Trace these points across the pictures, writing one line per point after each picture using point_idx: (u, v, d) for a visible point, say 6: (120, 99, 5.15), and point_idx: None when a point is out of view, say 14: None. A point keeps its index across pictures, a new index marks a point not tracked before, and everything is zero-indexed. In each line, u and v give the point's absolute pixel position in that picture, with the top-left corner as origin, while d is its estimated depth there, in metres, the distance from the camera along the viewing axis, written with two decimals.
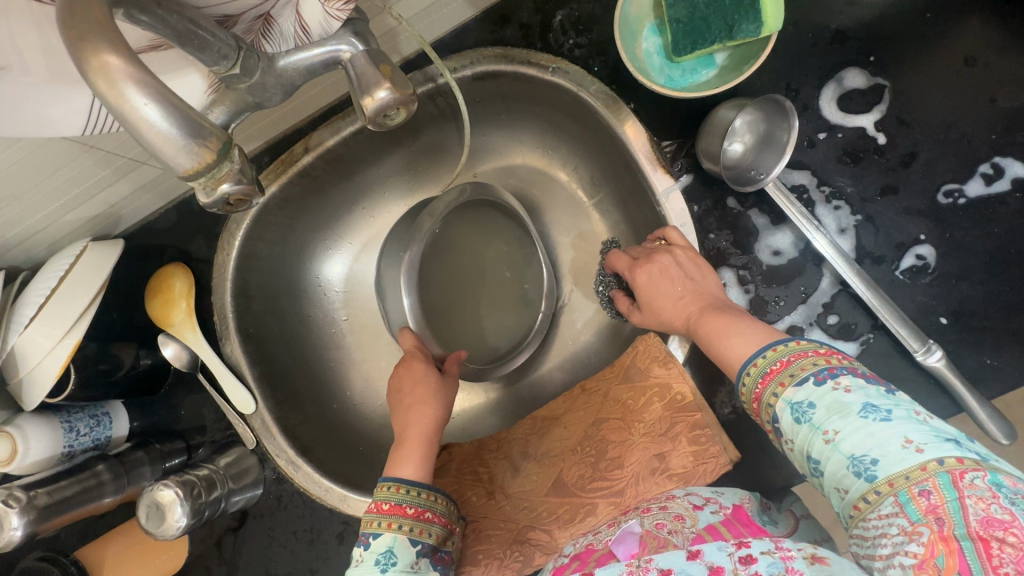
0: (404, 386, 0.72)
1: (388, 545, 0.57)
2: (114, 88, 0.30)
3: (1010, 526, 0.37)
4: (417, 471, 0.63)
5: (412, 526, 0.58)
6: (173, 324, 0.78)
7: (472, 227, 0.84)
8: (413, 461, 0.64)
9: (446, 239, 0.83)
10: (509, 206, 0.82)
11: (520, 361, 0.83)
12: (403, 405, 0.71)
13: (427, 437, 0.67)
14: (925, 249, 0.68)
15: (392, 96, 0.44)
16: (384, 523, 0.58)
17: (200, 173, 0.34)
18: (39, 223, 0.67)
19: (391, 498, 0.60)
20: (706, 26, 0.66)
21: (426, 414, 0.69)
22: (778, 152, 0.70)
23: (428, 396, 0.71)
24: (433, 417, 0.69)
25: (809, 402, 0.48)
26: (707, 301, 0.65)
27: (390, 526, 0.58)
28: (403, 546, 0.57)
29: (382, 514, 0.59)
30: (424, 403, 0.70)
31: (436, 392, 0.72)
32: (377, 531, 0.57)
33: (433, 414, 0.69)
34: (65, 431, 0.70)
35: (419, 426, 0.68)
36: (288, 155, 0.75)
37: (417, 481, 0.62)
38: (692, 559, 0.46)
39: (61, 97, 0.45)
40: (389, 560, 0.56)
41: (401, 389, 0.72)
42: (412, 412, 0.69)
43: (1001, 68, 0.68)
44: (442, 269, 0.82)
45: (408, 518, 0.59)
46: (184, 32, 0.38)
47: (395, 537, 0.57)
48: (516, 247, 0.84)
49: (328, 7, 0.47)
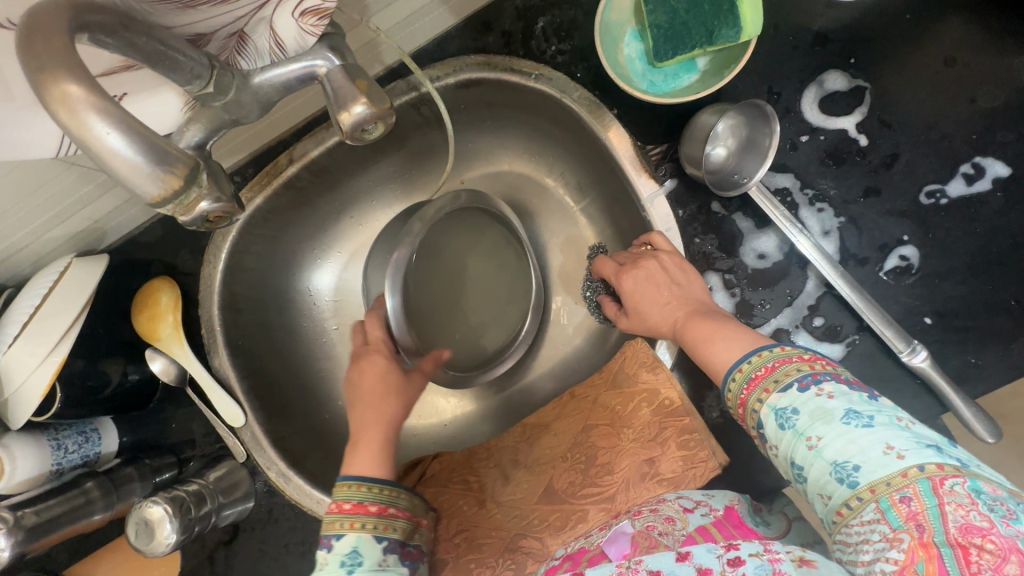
0: (364, 380, 0.68)
1: (354, 545, 0.55)
2: (77, 119, 0.30)
3: (988, 533, 0.37)
4: (378, 468, 0.60)
5: (376, 524, 0.57)
6: (160, 338, 0.78)
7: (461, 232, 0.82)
8: (371, 456, 0.61)
9: (436, 242, 0.81)
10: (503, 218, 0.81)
11: (500, 371, 0.83)
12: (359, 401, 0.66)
13: (386, 436, 0.64)
14: (909, 249, 0.68)
15: (369, 112, 0.44)
16: (347, 523, 0.56)
17: (167, 200, 0.34)
18: (21, 240, 0.67)
19: (353, 497, 0.57)
20: (687, 31, 0.66)
21: (385, 414, 0.65)
22: (760, 156, 0.71)
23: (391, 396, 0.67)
24: (393, 417, 0.66)
25: (793, 407, 0.48)
26: (693, 305, 0.65)
27: (353, 526, 0.56)
28: (369, 545, 0.55)
29: (344, 514, 0.56)
30: (386, 410, 0.65)
31: (399, 395, 0.68)
32: (340, 532, 0.55)
33: (393, 413, 0.66)
34: (52, 450, 0.69)
35: (377, 425, 0.64)
36: (273, 167, 0.75)
37: (380, 478, 0.60)
38: (681, 560, 0.46)
39: (33, 119, 0.44)
40: (355, 561, 0.54)
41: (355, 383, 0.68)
42: (370, 408, 0.65)
43: (981, 68, 0.69)
44: (429, 276, 0.81)
45: (372, 516, 0.57)
46: (154, 53, 0.38)
47: (360, 537, 0.55)
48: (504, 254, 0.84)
49: (303, 23, 0.46)
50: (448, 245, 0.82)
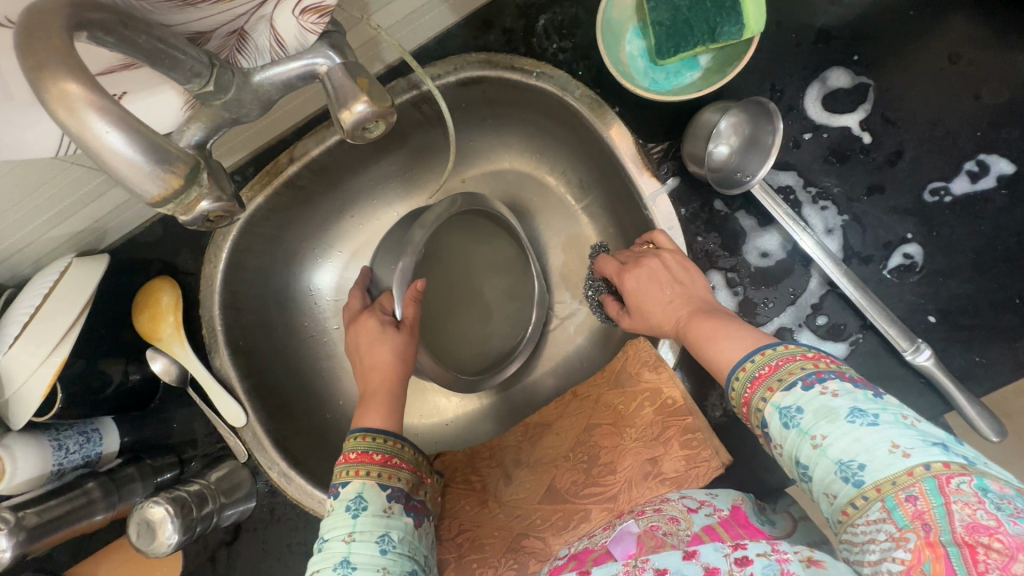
0: (361, 344, 0.73)
1: (358, 492, 0.57)
2: (75, 116, 0.30)
3: (995, 532, 0.37)
4: (384, 421, 0.65)
5: (380, 472, 0.59)
6: (161, 338, 0.77)
7: (465, 236, 0.82)
8: (377, 412, 0.66)
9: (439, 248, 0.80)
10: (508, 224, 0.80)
11: (512, 371, 0.82)
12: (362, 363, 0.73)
13: (392, 396, 0.69)
14: (913, 247, 0.68)
15: (370, 110, 0.44)
16: (352, 471, 0.59)
17: (167, 199, 0.34)
18: (21, 240, 0.66)
19: (358, 447, 0.61)
20: (689, 29, 0.66)
21: (388, 373, 0.71)
22: (763, 153, 0.70)
23: (389, 358, 0.72)
24: (395, 373, 0.71)
25: (797, 406, 0.48)
26: (696, 304, 0.65)
27: (358, 474, 0.59)
28: (374, 492, 0.58)
29: (350, 463, 0.59)
30: (387, 374, 0.71)
31: (395, 353, 0.72)
32: (346, 479, 0.58)
33: (394, 372, 0.71)
34: (53, 450, 0.69)
35: (381, 379, 0.70)
36: (273, 166, 0.74)
37: (383, 430, 0.63)
38: (688, 559, 0.45)
39: (33, 118, 0.44)
40: (359, 506, 0.57)
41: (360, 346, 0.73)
42: (372, 367, 0.71)
43: (985, 65, 0.68)
44: (433, 282, 0.80)
45: (376, 464, 0.60)
46: (154, 51, 0.37)
47: (364, 483, 0.58)
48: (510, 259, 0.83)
49: (303, 21, 0.46)
50: (452, 249, 0.81)
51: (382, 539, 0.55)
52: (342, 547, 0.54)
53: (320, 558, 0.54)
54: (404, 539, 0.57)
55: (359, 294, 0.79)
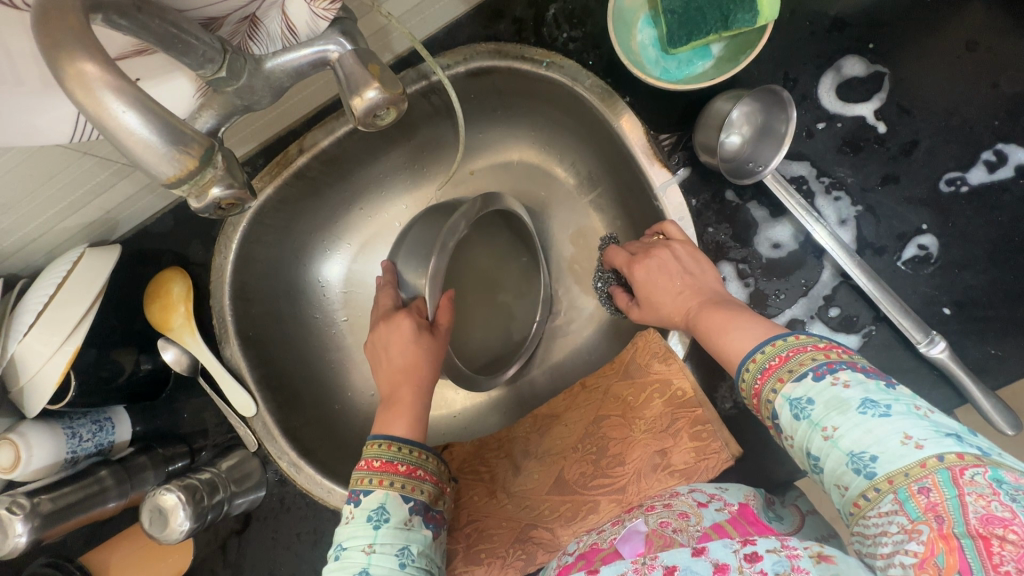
0: (392, 345, 0.71)
1: (381, 501, 0.57)
2: (91, 96, 0.30)
3: (1010, 524, 0.36)
4: (408, 429, 0.64)
5: (404, 483, 0.59)
6: (172, 328, 0.77)
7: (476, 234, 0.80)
8: (405, 417, 0.65)
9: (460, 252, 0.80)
10: (522, 222, 0.80)
11: (511, 374, 0.82)
12: (388, 359, 0.71)
13: (414, 388, 0.69)
14: (927, 238, 0.67)
15: (382, 96, 0.44)
16: (376, 480, 0.59)
17: (182, 181, 0.34)
18: (36, 229, 0.67)
19: (382, 456, 0.60)
20: (702, 17, 0.65)
21: (414, 374, 0.70)
22: (776, 143, 0.69)
23: (418, 359, 0.71)
24: (425, 379, 0.70)
25: (808, 398, 0.47)
26: (706, 295, 0.64)
27: (381, 483, 0.59)
28: (395, 503, 0.58)
29: (373, 471, 0.59)
30: (407, 366, 0.70)
31: (428, 355, 0.71)
32: (369, 487, 0.58)
33: (418, 375, 0.70)
34: (67, 438, 0.70)
35: (408, 386, 0.69)
36: (283, 157, 0.75)
37: (408, 440, 0.62)
38: (697, 555, 0.45)
39: (46, 104, 0.45)
40: (381, 516, 0.56)
41: (391, 346, 0.71)
42: (395, 367, 0.70)
43: (1003, 52, 0.67)
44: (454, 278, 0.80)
45: (400, 475, 0.60)
46: (168, 36, 0.37)
47: (386, 494, 0.58)
48: (520, 251, 0.82)
49: (315, 7, 0.46)
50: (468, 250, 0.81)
51: (401, 552, 0.55)
52: (361, 558, 0.55)
53: (338, 566, 0.55)
54: (422, 552, 0.57)
55: (390, 293, 0.77)
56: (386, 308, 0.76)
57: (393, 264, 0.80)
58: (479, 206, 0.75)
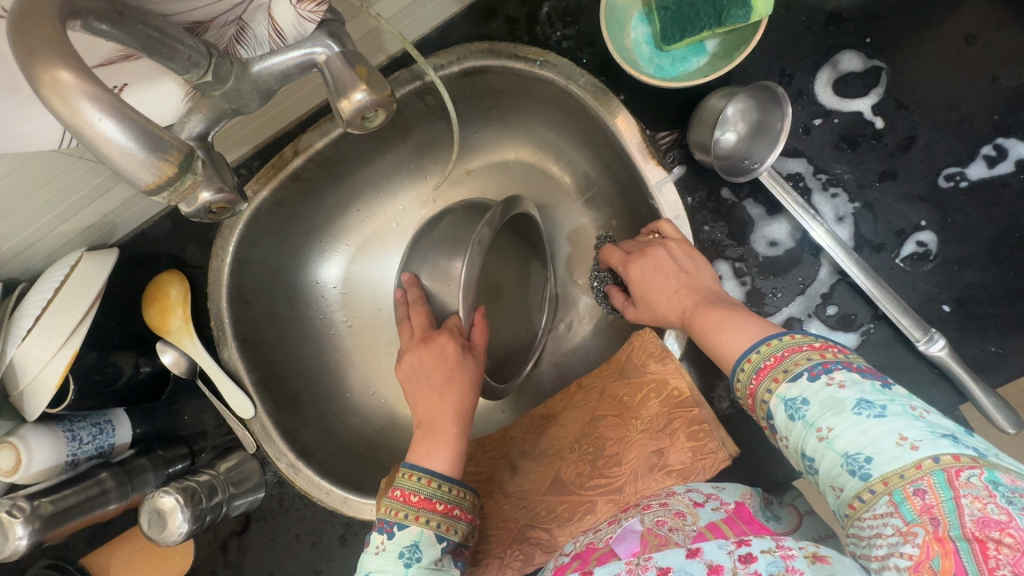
0: (433, 374, 0.70)
1: (414, 540, 0.57)
2: (68, 104, 0.30)
3: (1006, 527, 0.36)
4: (450, 466, 0.62)
5: (440, 522, 0.59)
6: (170, 331, 0.78)
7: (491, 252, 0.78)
8: (446, 452, 0.63)
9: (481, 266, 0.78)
10: (534, 228, 0.79)
11: (526, 372, 0.82)
12: (432, 388, 0.69)
13: (422, 395, 0.69)
14: (926, 235, 0.66)
15: (370, 98, 0.43)
16: (412, 516, 0.58)
17: (162, 187, 0.33)
18: (34, 234, 0.67)
19: (421, 491, 0.59)
20: (695, 13, 0.65)
21: (455, 394, 0.68)
22: (771, 140, 0.68)
23: (463, 385, 0.69)
24: (466, 407, 0.68)
25: (803, 398, 0.47)
26: (702, 294, 0.64)
27: (418, 520, 0.58)
28: (428, 542, 0.57)
29: (411, 506, 0.59)
30: (415, 373, 0.71)
31: (472, 378, 0.70)
32: (404, 522, 0.58)
33: (463, 403, 0.68)
34: (68, 440, 0.70)
35: (451, 415, 0.67)
36: (278, 159, 0.75)
37: (448, 477, 0.61)
38: (692, 556, 0.46)
39: (34, 112, 0.45)
40: (413, 555, 0.56)
41: (427, 365, 0.71)
42: (441, 398, 0.68)
43: (1002, 45, 0.66)
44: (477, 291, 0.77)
45: (437, 514, 0.59)
46: (151, 43, 0.37)
47: (422, 532, 0.57)
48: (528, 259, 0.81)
49: (301, 9, 0.45)
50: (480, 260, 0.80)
51: None
52: None
53: None
54: None
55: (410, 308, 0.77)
56: (423, 329, 0.74)
57: (416, 277, 0.79)
58: (503, 212, 0.73)
